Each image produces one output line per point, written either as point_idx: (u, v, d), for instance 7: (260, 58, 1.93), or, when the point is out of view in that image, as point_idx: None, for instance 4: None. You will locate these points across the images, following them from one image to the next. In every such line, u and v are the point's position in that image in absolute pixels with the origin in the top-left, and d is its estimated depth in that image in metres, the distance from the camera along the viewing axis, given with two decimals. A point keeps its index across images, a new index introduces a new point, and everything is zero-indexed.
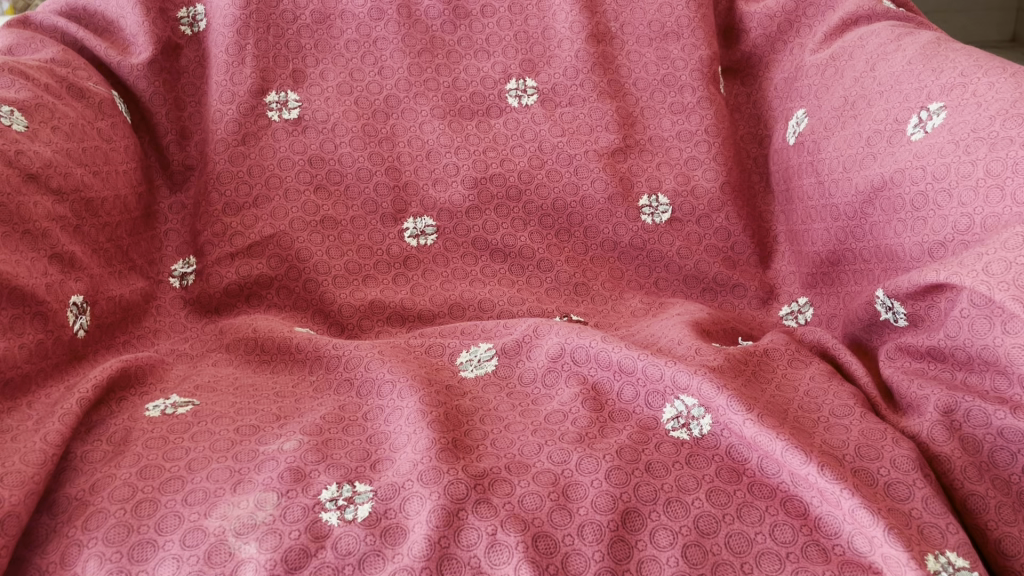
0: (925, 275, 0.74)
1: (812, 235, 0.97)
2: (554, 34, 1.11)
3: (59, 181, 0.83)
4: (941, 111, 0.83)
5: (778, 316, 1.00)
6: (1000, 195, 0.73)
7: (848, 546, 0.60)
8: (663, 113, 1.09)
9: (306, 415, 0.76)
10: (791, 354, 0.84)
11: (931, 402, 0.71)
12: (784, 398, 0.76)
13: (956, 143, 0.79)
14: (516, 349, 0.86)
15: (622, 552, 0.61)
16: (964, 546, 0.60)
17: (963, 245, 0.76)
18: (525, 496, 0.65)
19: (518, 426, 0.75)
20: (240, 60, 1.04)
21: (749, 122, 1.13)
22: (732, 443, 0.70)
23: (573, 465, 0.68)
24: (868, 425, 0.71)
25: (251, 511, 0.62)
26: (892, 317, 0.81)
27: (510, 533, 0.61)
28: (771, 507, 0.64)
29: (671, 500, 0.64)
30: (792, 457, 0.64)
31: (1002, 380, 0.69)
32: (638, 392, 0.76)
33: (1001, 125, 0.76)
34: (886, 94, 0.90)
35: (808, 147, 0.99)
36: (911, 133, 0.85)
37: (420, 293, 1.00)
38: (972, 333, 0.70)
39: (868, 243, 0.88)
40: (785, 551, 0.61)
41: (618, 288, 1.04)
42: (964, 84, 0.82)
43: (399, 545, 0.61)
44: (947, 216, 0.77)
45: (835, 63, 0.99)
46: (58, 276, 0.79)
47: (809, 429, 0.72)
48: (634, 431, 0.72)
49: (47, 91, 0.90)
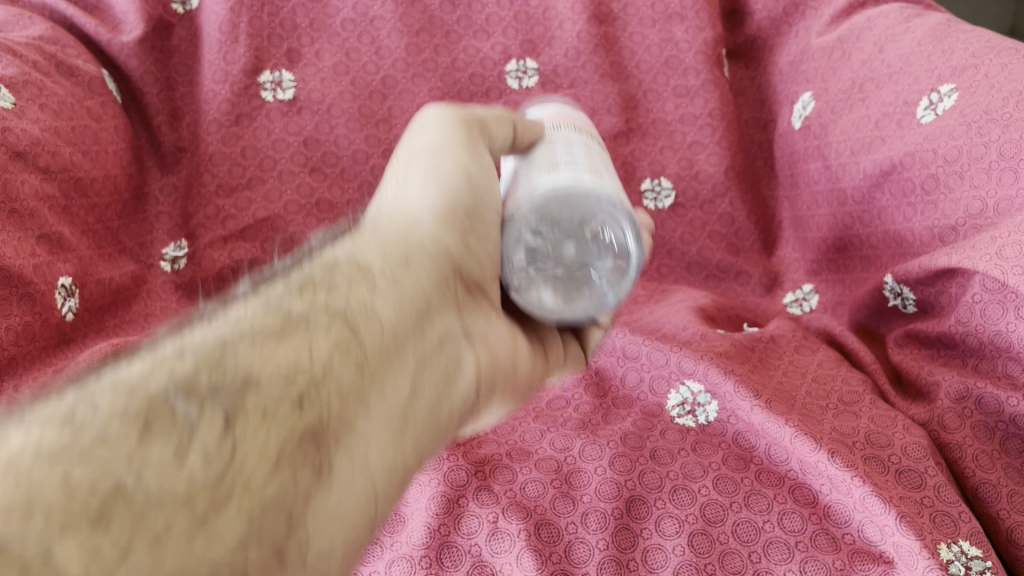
0: (936, 258, 0.73)
1: (817, 221, 0.96)
2: (556, 15, 1.09)
3: (47, 159, 0.81)
4: (953, 92, 0.80)
5: (783, 303, 0.98)
6: (1013, 177, 0.71)
7: (858, 534, 0.59)
8: (666, 96, 1.07)
9: None
10: (798, 340, 0.82)
11: (942, 389, 0.69)
12: (792, 384, 0.75)
13: (968, 125, 0.77)
14: None
15: (627, 541, 0.59)
16: (977, 536, 0.59)
17: (974, 230, 0.74)
18: (527, 483, 0.63)
19: (518, 413, 0.73)
20: (233, 39, 1.01)
21: (752, 107, 1.12)
22: (739, 429, 0.67)
23: (576, 453, 0.66)
24: (878, 412, 0.69)
25: None
26: (900, 303, 0.80)
27: (513, 521, 0.59)
28: (779, 495, 0.62)
29: (677, 488, 0.63)
30: (800, 444, 0.63)
31: (1014, 366, 0.67)
32: (642, 377, 0.74)
33: (1013, 107, 0.74)
34: (895, 76, 0.88)
35: (814, 131, 0.97)
36: (921, 116, 0.82)
37: None
38: (985, 318, 0.68)
39: (875, 229, 0.87)
40: (794, 540, 0.59)
41: None
42: (976, 66, 0.80)
43: (397, 532, 0.59)
44: (958, 200, 0.76)
45: (842, 45, 0.97)
46: (46, 257, 0.77)
47: (817, 416, 0.70)
48: (639, 418, 0.70)
49: (35, 69, 0.87)
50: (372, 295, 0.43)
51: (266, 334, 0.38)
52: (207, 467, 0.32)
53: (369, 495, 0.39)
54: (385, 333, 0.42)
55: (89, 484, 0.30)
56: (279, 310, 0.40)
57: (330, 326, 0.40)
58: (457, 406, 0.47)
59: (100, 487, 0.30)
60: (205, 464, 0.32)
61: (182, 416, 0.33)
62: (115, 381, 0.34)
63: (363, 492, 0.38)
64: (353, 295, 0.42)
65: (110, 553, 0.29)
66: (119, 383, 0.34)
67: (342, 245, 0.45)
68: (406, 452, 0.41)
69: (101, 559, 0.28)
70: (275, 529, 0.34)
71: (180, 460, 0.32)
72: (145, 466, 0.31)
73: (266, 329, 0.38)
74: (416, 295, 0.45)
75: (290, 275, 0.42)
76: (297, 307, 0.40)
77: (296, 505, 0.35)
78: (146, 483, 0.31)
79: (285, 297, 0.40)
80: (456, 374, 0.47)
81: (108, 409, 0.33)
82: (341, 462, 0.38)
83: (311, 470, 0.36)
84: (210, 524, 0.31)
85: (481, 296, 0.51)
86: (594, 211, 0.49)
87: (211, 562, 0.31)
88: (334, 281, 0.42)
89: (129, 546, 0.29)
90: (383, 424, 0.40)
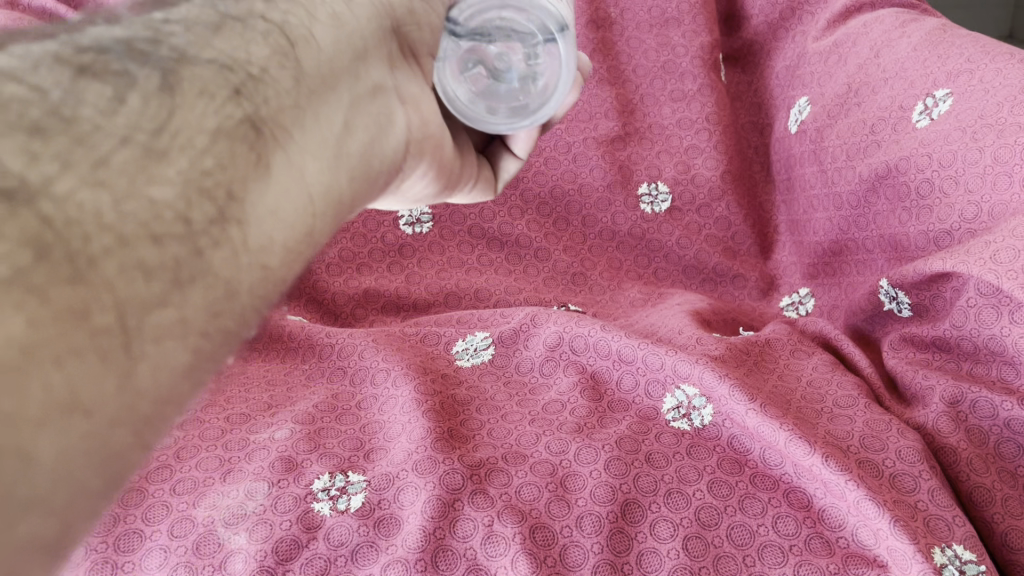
0: (932, 263, 0.73)
1: (813, 225, 0.96)
2: None
3: None
4: (947, 97, 0.81)
5: (779, 307, 0.98)
6: (1007, 182, 0.71)
7: (852, 538, 0.59)
8: (663, 100, 1.08)
9: (298, 404, 0.75)
10: (793, 344, 0.82)
11: (937, 393, 0.69)
12: (787, 389, 0.75)
13: (963, 129, 0.77)
14: (512, 339, 0.84)
15: (622, 544, 0.59)
16: (971, 540, 0.59)
17: (970, 234, 0.74)
18: (522, 487, 0.64)
19: (515, 416, 0.74)
20: None
21: (749, 111, 1.12)
22: (734, 433, 0.68)
23: (571, 456, 0.67)
24: (873, 416, 0.69)
25: (241, 501, 0.62)
26: (896, 307, 0.80)
27: (507, 524, 0.59)
28: (774, 499, 0.62)
29: (671, 492, 0.63)
30: (795, 448, 0.62)
31: (1008, 371, 0.67)
32: (637, 382, 0.74)
33: (1008, 112, 0.74)
34: (891, 81, 0.88)
35: (810, 135, 0.97)
36: (917, 121, 0.83)
37: (415, 281, 0.99)
38: (978, 322, 0.69)
39: (871, 233, 0.87)
40: (788, 544, 0.59)
41: (616, 279, 1.02)
42: (971, 71, 0.81)
43: (393, 536, 0.59)
44: (954, 204, 0.76)
45: (838, 50, 0.97)
46: None
47: (812, 420, 0.70)
48: (634, 421, 0.71)
49: None
50: (310, 19, 0.37)
51: (193, 25, 0.33)
52: (140, 114, 0.29)
53: (308, 201, 0.34)
54: (323, 58, 0.37)
55: (21, 103, 0.27)
56: (213, 9, 0.35)
57: (266, 33, 0.35)
58: (392, 160, 0.41)
59: (35, 103, 0.27)
60: (140, 115, 0.29)
61: (115, 69, 0.30)
62: (52, 32, 0.31)
63: (302, 199, 0.34)
64: (289, 7, 0.37)
65: (49, 163, 0.26)
66: (44, 37, 0.31)
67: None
68: (343, 180, 0.36)
69: (39, 165, 0.26)
70: (216, 192, 0.30)
71: (118, 101, 0.29)
72: (84, 100, 0.28)
73: (196, 21, 0.34)
74: (356, 34, 0.39)
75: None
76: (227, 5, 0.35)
77: (234, 182, 0.31)
78: (87, 114, 0.28)
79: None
80: (390, 127, 0.40)
81: (46, 50, 0.29)
82: (283, 154, 0.33)
83: (247, 156, 0.32)
84: (149, 167, 0.28)
85: (419, 61, 0.44)
86: (542, 13, 0.45)
87: (149, 202, 0.28)
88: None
89: (68, 159, 0.27)
90: (317, 139, 0.35)
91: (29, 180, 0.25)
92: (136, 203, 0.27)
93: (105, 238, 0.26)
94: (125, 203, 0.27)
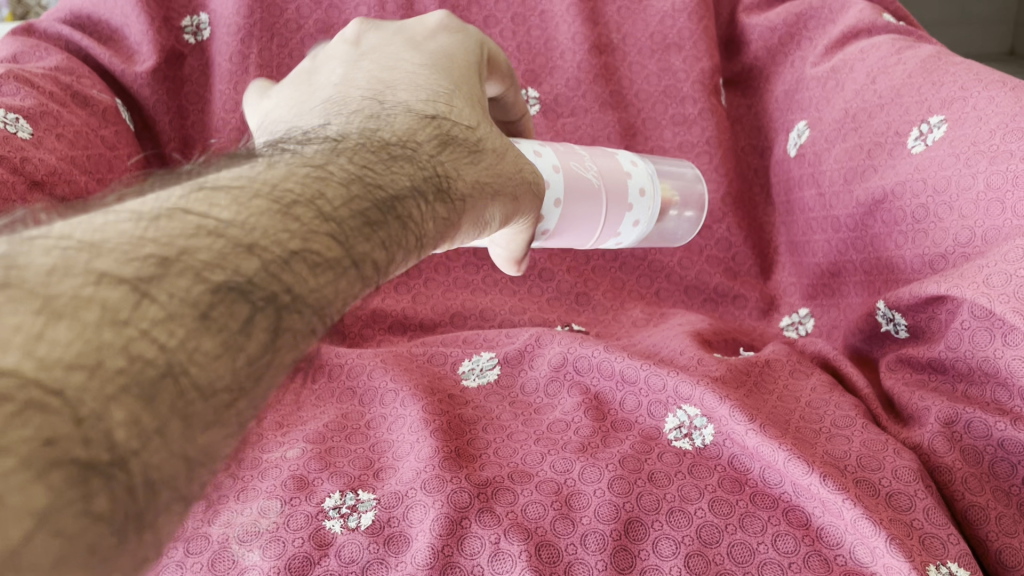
0: (926, 286, 0.75)
1: (812, 247, 0.99)
2: (557, 45, 1.11)
3: (64, 189, 0.82)
4: (942, 123, 0.83)
5: (779, 327, 1.00)
6: (1000, 208, 0.73)
7: (849, 556, 0.60)
8: (664, 124, 1.11)
9: (309, 423, 0.77)
10: (793, 365, 0.84)
11: (932, 413, 0.71)
12: (785, 409, 0.77)
13: (957, 156, 0.79)
14: (518, 359, 0.86)
15: (625, 562, 0.61)
16: (965, 557, 0.60)
17: (963, 257, 0.76)
18: (528, 505, 0.65)
19: (520, 435, 0.76)
20: (243, 69, 1.04)
21: (749, 133, 1.15)
22: (735, 453, 0.70)
23: (576, 475, 0.68)
24: (869, 436, 0.71)
25: (255, 519, 0.64)
26: (892, 328, 0.82)
27: (514, 542, 0.61)
28: (773, 517, 0.64)
29: (674, 511, 0.64)
30: (793, 468, 0.64)
31: (1002, 392, 0.69)
32: (641, 402, 0.76)
33: (1001, 139, 0.75)
34: (886, 107, 0.91)
35: (808, 159, 1.00)
36: (912, 146, 0.85)
37: (422, 301, 1.01)
38: (973, 344, 0.71)
39: (867, 255, 0.89)
40: (787, 561, 0.60)
41: (619, 299, 1.04)
42: (964, 98, 0.82)
43: (402, 553, 0.61)
44: (948, 229, 0.78)
45: (835, 75, 0.99)
46: None
47: (811, 441, 0.72)
48: (637, 441, 0.73)
49: (51, 99, 0.90)
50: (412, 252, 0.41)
51: (313, 257, 0.34)
52: (238, 368, 0.30)
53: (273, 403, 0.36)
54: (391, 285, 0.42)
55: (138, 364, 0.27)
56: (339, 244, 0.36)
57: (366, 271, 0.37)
58: None
59: (155, 362, 0.27)
60: (232, 374, 0.30)
61: (230, 317, 0.30)
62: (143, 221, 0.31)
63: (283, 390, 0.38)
64: (401, 247, 0.39)
65: (137, 437, 0.26)
66: (169, 251, 0.30)
67: (422, 162, 0.45)
68: None
69: (139, 435, 0.26)
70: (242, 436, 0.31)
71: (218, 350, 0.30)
72: (189, 354, 0.28)
73: (333, 231, 0.36)
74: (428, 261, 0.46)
75: (373, 173, 0.40)
76: (360, 223, 0.37)
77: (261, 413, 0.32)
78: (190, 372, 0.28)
79: (361, 199, 0.38)
80: None
81: (178, 282, 0.29)
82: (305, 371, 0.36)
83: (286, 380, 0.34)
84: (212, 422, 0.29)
85: None
86: None
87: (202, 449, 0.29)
88: (406, 210, 0.40)
89: (163, 427, 0.27)
90: None
91: (123, 449, 0.25)
92: (202, 470, 0.29)
93: (171, 502, 0.27)
94: (195, 467, 0.28)
